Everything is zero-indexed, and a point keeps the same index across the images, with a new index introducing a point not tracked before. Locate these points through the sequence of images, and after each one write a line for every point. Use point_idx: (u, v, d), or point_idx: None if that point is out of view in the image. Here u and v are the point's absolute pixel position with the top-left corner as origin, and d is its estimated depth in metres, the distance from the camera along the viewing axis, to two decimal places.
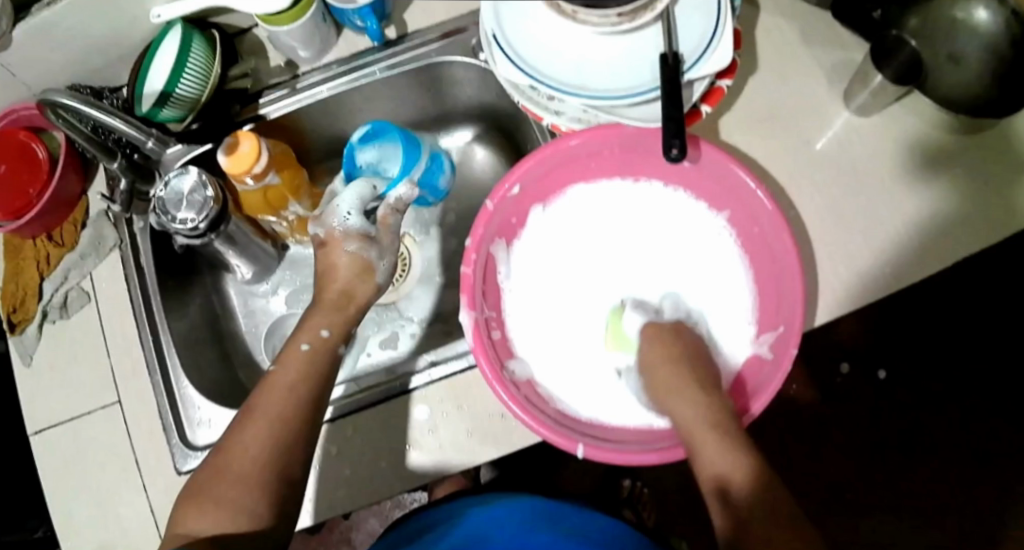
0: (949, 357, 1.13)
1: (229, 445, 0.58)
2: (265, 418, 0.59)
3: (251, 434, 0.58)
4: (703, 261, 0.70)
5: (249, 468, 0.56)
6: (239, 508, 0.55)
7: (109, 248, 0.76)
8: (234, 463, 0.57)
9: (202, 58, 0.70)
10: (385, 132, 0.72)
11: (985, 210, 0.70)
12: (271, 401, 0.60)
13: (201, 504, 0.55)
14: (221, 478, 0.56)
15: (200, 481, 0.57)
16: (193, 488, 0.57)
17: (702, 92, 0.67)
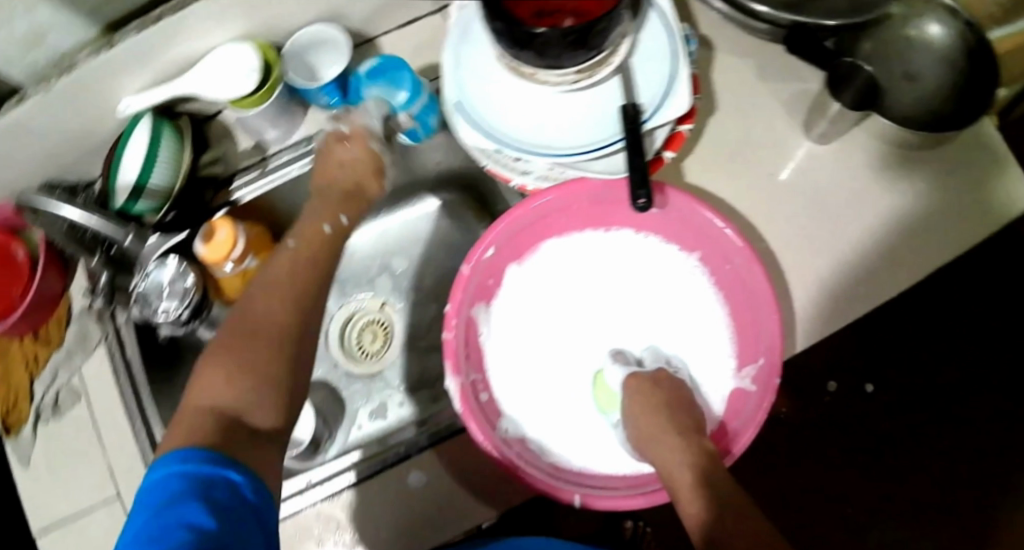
0: (948, 366, 1.12)
1: (252, 314, 0.57)
2: (289, 295, 0.59)
3: (276, 307, 0.58)
4: (681, 302, 0.71)
5: (276, 337, 0.56)
6: (269, 389, 0.54)
7: (95, 342, 0.76)
8: (260, 330, 0.56)
9: (173, 149, 0.72)
10: (393, 68, 0.69)
11: (954, 223, 0.71)
12: (291, 275, 0.60)
13: (227, 373, 0.54)
14: (250, 348, 0.55)
15: (224, 342, 0.56)
16: (216, 354, 0.55)
17: (664, 140, 0.69)
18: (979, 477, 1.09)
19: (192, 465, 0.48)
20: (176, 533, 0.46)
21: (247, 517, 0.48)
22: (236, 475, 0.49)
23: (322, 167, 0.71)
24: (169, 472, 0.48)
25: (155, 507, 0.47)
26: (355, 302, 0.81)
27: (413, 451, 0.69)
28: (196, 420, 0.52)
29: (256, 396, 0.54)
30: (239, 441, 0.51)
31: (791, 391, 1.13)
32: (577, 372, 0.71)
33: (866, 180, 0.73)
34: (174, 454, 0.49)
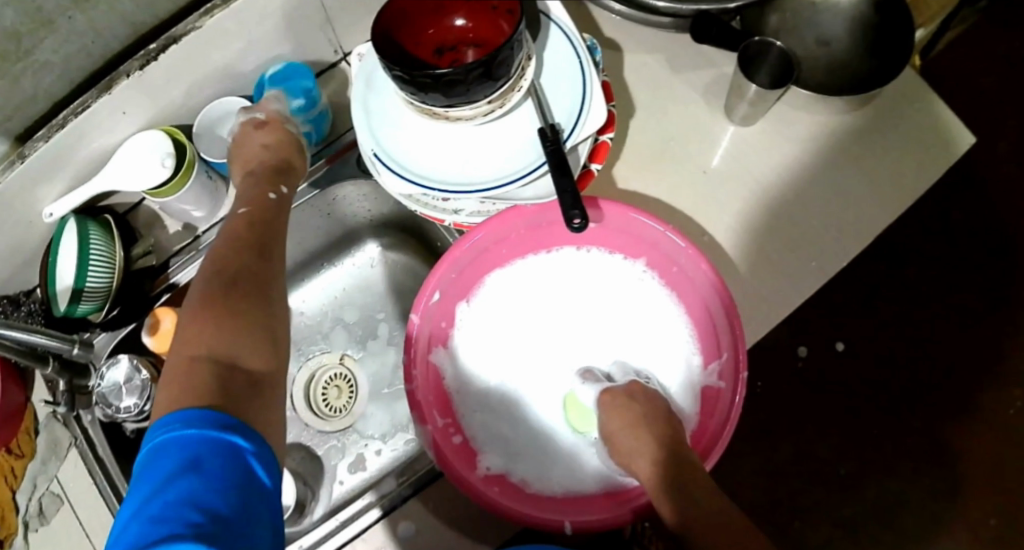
0: (907, 302, 1.16)
1: (215, 278, 0.56)
2: (246, 255, 0.59)
3: (240, 269, 0.58)
4: (636, 307, 0.70)
5: (246, 291, 0.56)
6: (252, 339, 0.54)
7: (66, 447, 0.77)
8: (228, 291, 0.56)
9: (103, 247, 0.71)
10: (295, 72, 0.72)
11: (888, 181, 0.72)
12: (245, 240, 0.61)
13: (207, 327, 0.53)
14: (223, 304, 0.54)
15: (197, 307, 0.54)
16: (191, 318, 0.54)
17: (588, 153, 0.68)
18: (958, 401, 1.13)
19: (196, 429, 0.46)
20: (184, 510, 0.43)
21: (254, 486, 0.46)
22: (242, 440, 0.47)
23: (243, 155, 0.70)
24: (171, 438, 0.45)
25: (158, 480, 0.44)
26: (314, 361, 0.81)
27: (398, 502, 0.68)
28: (188, 373, 0.50)
29: (242, 345, 0.53)
30: (242, 389, 0.50)
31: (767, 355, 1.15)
32: (547, 396, 0.70)
33: (796, 154, 0.74)
34: (174, 417, 0.46)
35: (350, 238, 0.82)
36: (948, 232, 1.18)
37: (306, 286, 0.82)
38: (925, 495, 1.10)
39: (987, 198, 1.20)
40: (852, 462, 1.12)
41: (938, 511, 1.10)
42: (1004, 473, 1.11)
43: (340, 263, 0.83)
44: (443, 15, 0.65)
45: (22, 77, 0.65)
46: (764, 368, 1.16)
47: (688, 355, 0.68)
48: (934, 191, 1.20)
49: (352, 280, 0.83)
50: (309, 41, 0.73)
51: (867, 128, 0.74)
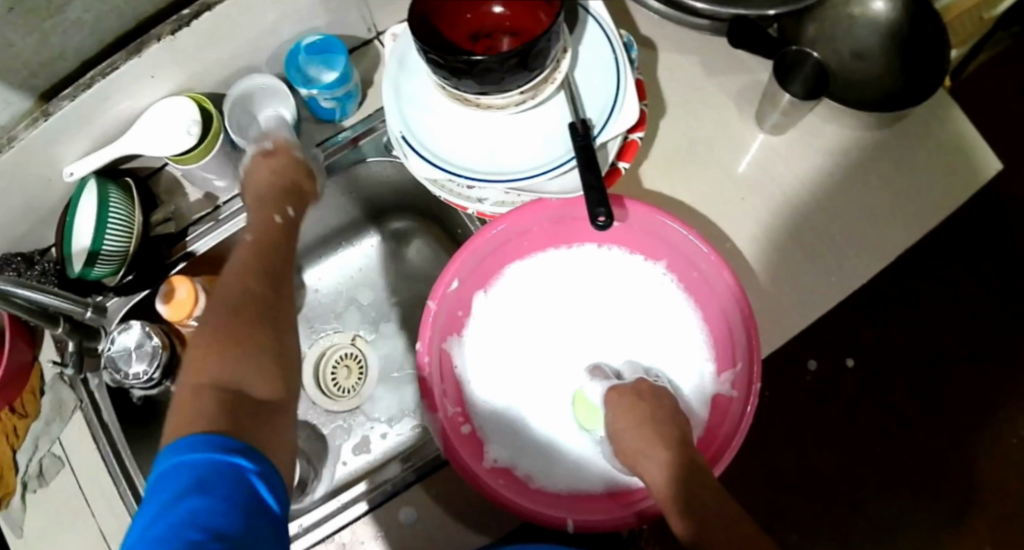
0: (916, 323, 1.16)
1: (226, 303, 0.57)
2: (256, 279, 0.60)
3: (250, 293, 0.58)
4: (653, 310, 0.70)
5: (254, 315, 0.57)
6: (260, 363, 0.54)
7: (70, 409, 0.76)
8: (237, 315, 0.56)
9: (123, 211, 0.71)
10: (332, 47, 0.71)
11: (916, 201, 0.72)
12: (255, 265, 0.61)
13: (216, 352, 0.53)
14: (232, 329, 0.55)
15: (207, 331, 0.55)
16: (200, 344, 0.54)
17: (617, 150, 0.67)
18: (961, 426, 1.13)
19: (201, 452, 0.46)
20: (185, 530, 0.43)
21: (258, 506, 0.46)
22: (246, 462, 0.47)
23: (252, 183, 0.71)
24: (177, 462, 0.46)
25: (165, 501, 0.44)
26: (325, 339, 0.81)
27: (401, 487, 0.68)
28: (194, 398, 0.50)
29: (250, 368, 0.53)
30: (247, 412, 0.50)
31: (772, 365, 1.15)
32: (558, 391, 0.70)
33: (824, 164, 0.73)
34: (182, 442, 0.46)
35: (371, 218, 0.82)
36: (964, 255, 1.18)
37: (322, 264, 0.82)
38: (920, 517, 1.10)
39: (1005, 225, 1.19)
40: (850, 477, 1.12)
41: (933, 534, 1.10)
42: (1001, 501, 1.10)
43: (358, 242, 0.83)
44: (482, 1, 0.65)
45: (52, 33, 0.65)
46: (769, 379, 1.16)
47: (703, 361, 0.68)
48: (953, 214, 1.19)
49: (368, 260, 0.83)
50: (342, 17, 0.73)
51: (898, 145, 0.73)
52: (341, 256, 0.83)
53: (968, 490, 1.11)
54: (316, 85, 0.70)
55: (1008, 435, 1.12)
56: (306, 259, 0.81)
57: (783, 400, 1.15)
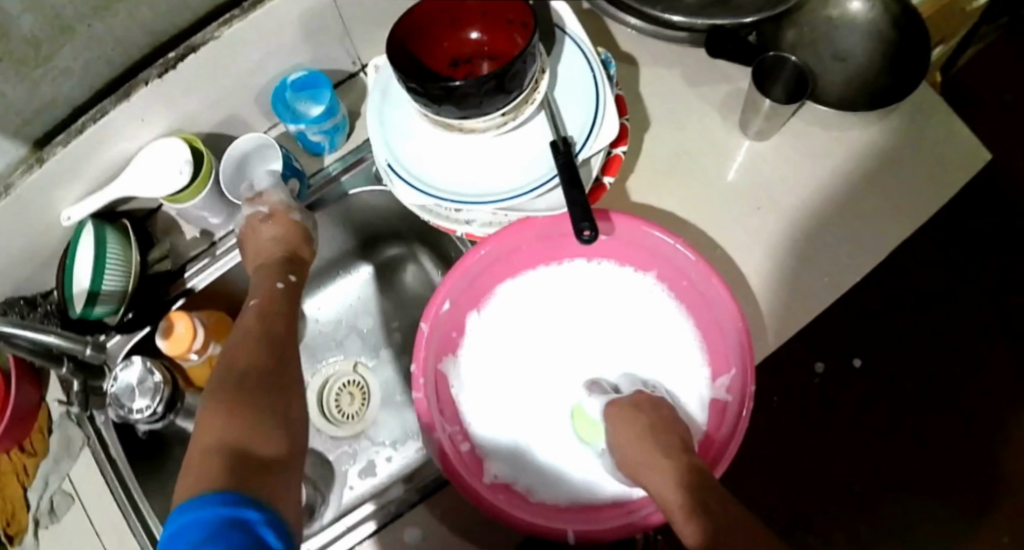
0: (921, 317, 1.16)
1: (235, 372, 0.56)
2: (263, 347, 0.59)
3: (258, 362, 0.58)
4: (645, 320, 0.71)
5: (261, 380, 0.56)
6: (270, 427, 0.53)
7: (79, 446, 0.77)
8: (246, 383, 0.55)
9: (120, 251, 0.72)
10: (318, 82, 0.72)
11: (906, 199, 0.72)
12: (258, 334, 0.60)
13: (225, 414, 0.52)
14: (241, 395, 0.54)
15: (216, 397, 0.54)
16: (210, 408, 0.53)
17: (600, 166, 0.68)
18: (973, 419, 1.12)
19: (210, 509, 0.44)
20: None
21: None
22: (255, 513, 0.45)
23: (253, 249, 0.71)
24: (184, 523, 0.43)
25: None
26: (328, 367, 0.81)
27: (405, 508, 0.68)
28: (205, 460, 0.49)
29: (261, 430, 0.52)
30: (255, 470, 0.49)
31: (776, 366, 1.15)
32: (557, 406, 0.71)
33: (811, 167, 0.73)
34: (191, 502, 0.44)
35: (369, 243, 0.82)
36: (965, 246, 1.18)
37: (321, 293, 0.82)
38: (937, 512, 1.09)
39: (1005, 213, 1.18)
40: (863, 476, 1.11)
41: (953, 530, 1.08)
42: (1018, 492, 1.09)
43: (355, 269, 0.83)
44: (459, 29, 0.66)
45: (43, 81, 0.66)
46: (776, 382, 1.15)
47: (697, 368, 0.68)
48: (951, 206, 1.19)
49: (366, 286, 0.83)
50: (326, 50, 0.74)
51: (886, 145, 0.74)
52: (339, 285, 0.83)
53: (985, 483, 1.10)
54: (304, 121, 0.71)
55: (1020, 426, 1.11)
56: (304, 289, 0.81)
57: (791, 402, 1.14)
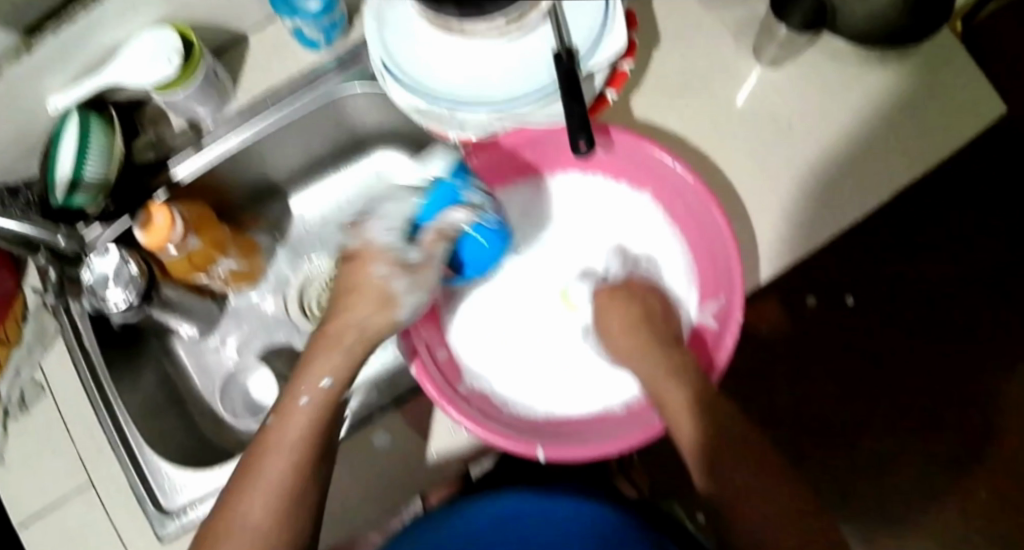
0: (921, 281, 1.13)
1: (252, 478, 0.60)
2: (291, 460, 0.59)
3: (279, 480, 0.59)
4: (635, 235, 0.71)
5: (263, 524, 0.58)
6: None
7: (53, 336, 0.77)
8: (248, 521, 0.59)
9: (102, 138, 0.70)
10: None
11: (922, 137, 0.69)
12: (283, 451, 0.60)
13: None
14: (240, 523, 0.59)
15: (220, 524, 0.60)
16: (212, 535, 0.60)
17: (603, 80, 0.65)
18: (964, 386, 1.11)
19: None
20: None
21: None
22: None
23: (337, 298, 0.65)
24: None
25: None
26: (308, 266, 0.82)
27: (376, 413, 0.68)
28: None
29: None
30: None
31: (766, 316, 1.13)
32: (544, 299, 0.72)
33: (822, 99, 0.70)
34: None
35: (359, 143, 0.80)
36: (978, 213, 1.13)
37: (308, 192, 0.83)
38: (914, 471, 1.10)
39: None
40: (843, 430, 1.12)
41: (929, 496, 1.09)
42: (999, 461, 1.09)
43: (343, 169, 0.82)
44: None
45: None
46: (770, 340, 1.13)
47: (686, 289, 0.69)
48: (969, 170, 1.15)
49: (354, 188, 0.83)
50: None
51: (909, 76, 0.69)
52: (326, 184, 0.83)
53: (969, 451, 1.10)
54: (302, 16, 0.67)
55: (1009, 396, 1.10)
56: (291, 186, 0.82)
57: (782, 359, 1.13)
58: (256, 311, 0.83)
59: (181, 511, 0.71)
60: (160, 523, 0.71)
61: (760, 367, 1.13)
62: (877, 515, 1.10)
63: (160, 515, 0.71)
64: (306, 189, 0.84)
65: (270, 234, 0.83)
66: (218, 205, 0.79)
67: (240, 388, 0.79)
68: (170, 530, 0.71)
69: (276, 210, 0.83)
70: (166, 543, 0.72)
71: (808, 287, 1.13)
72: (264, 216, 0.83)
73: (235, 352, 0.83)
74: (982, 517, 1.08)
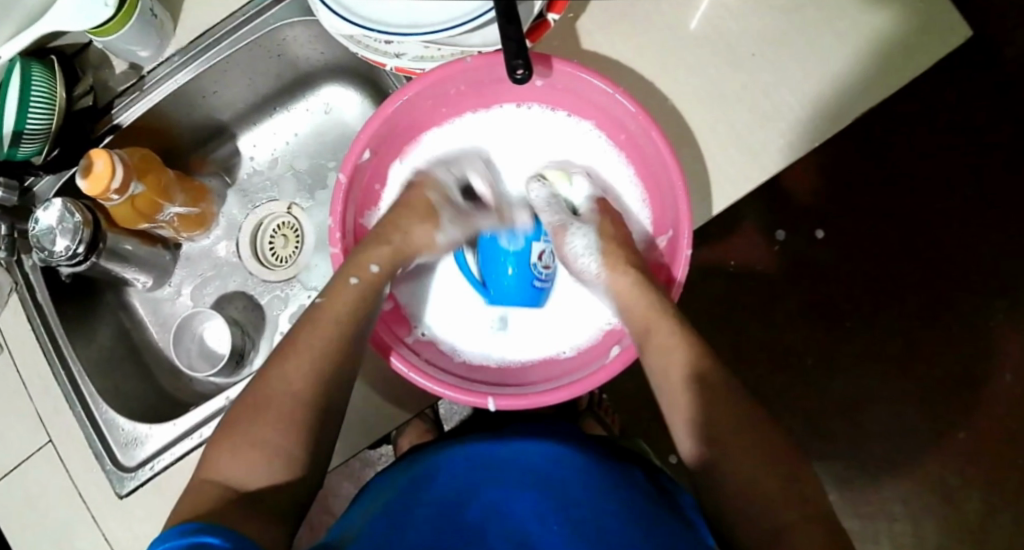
0: (915, 226, 1.07)
1: (301, 355, 0.58)
2: (339, 337, 0.60)
3: (327, 358, 0.59)
4: (576, 159, 0.71)
5: (308, 397, 0.57)
6: (283, 456, 0.55)
7: (6, 293, 0.74)
8: (290, 394, 0.57)
9: (44, 87, 0.69)
10: None
11: (883, 49, 0.65)
12: (327, 332, 0.60)
13: (245, 442, 0.55)
14: (280, 396, 0.57)
15: (257, 397, 0.57)
16: (249, 409, 0.56)
17: (545, 4, 0.62)
18: (960, 334, 1.06)
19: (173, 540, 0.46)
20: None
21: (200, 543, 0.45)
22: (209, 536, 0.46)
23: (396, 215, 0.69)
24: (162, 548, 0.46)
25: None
26: (262, 209, 0.84)
27: None
28: (202, 493, 0.53)
29: (270, 469, 0.54)
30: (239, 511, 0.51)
31: (749, 262, 1.08)
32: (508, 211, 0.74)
33: (777, 18, 0.66)
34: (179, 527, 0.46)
35: (303, 82, 0.81)
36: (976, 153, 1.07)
37: (257, 131, 0.84)
38: (905, 421, 1.06)
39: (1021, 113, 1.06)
40: (834, 381, 1.07)
41: (923, 449, 1.06)
42: (994, 410, 1.05)
43: (291, 108, 0.83)
44: None
45: None
46: (756, 293, 1.08)
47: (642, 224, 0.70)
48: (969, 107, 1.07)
49: (304, 127, 0.84)
50: None
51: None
52: (276, 123, 0.84)
53: (964, 400, 1.06)
54: None
55: (1006, 343, 1.06)
56: (241, 127, 0.83)
57: (769, 311, 1.08)
58: (210, 257, 0.84)
59: (141, 466, 0.70)
60: (120, 480, 0.70)
61: (750, 319, 1.08)
62: (872, 471, 1.06)
63: (120, 473, 0.70)
64: (257, 126, 0.85)
65: (219, 176, 0.85)
66: (166, 153, 0.82)
67: (196, 337, 0.77)
68: (130, 485, 0.69)
69: (225, 150, 0.84)
70: (126, 499, 0.70)
71: (793, 234, 1.08)
72: (212, 157, 0.84)
73: (190, 300, 0.83)
74: (980, 469, 1.05)
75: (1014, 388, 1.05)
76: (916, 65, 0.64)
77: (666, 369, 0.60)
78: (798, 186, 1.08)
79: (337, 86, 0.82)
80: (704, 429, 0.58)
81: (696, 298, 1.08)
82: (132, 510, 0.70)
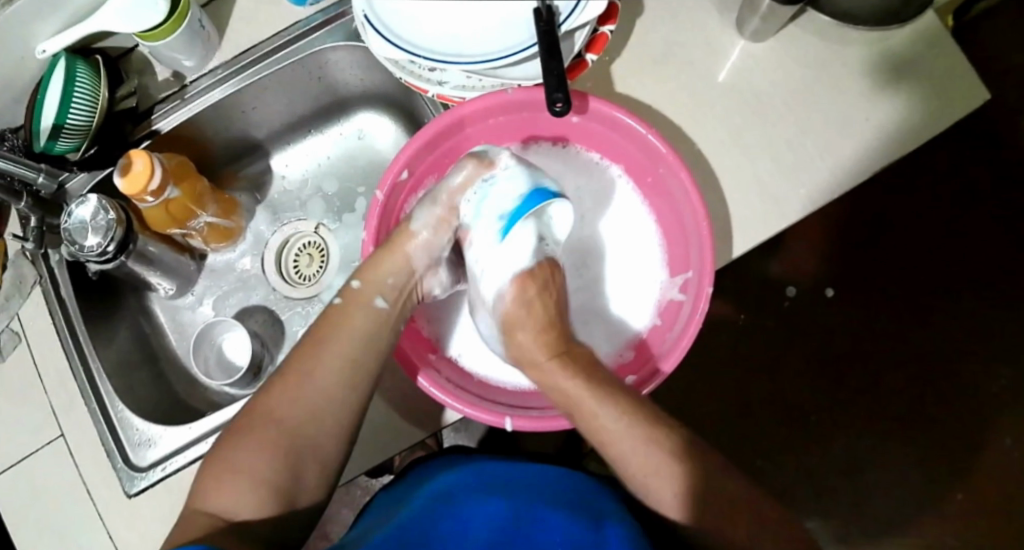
0: (918, 281, 1.10)
1: (292, 388, 0.62)
2: (342, 373, 0.62)
3: (320, 389, 0.62)
4: (603, 200, 0.74)
5: (296, 425, 0.61)
6: (265, 487, 0.59)
7: (31, 285, 0.75)
8: (280, 421, 0.61)
9: (88, 83, 0.70)
10: None
11: (911, 113, 0.67)
12: (339, 356, 0.63)
13: (231, 462, 0.59)
14: (272, 422, 0.61)
15: (248, 423, 0.61)
16: (239, 435, 0.61)
17: (584, 42, 0.64)
18: (954, 388, 1.09)
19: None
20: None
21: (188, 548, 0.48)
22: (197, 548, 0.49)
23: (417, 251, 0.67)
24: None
25: None
26: (289, 227, 0.86)
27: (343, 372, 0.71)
28: (188, 521, 0.58)
29: (253, 499, 0.58)
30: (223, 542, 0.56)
31: (751, 303, 1.11)
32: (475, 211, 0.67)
33: (806, 76, 0.69)
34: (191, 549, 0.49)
35: (342, 105, 0.83)
36: (980, 213, 1.10)
37: (290, 151, 0.86)
38: (898, 473, 1.08)
39: None
40: (829, 429, 1.10)
41: (920, 507, 1.08)
42: (985, 464, 1.08)
43: (324, 131, 0.86)
44: None
45: None
46: (761, 340, 1.10)
47: (655, 265, 0.72)
48: (976, 168, 1.11)
49: (334, 150, 0.86)
50: None
51: (902, 50, 0.68)
52: (308, 144, 0.86)
53: (962, 461, 1.08)
54: None
55: (999, 399, 1.08)
56: (274, 146, 0.86)
57: (772, 359, 1.10)
58: (234, 270, 0.85)
59: (153, 467, 0.70)
60: (130, 480, 0.70)
61: (749, 362, 1.10)
62: (868, 526, 1.08)
63: (131, 473, 0.70)
64: (289, 146, 0.87)
65: (250, 193, 0.86)
66: (197, 162, 0.83)
67: (214, 347, 0.79)
68: (139, 485, 0.69)
69: (257, 167, 0.86)
70: (134, 499, 0.70)
71: (798, 280, 1.11)
72: (243, 175, 0.86)
73: (211, 311, 0.85)
74: (973, 529, 1.07)
75: (1003, 444, 1.08)
76: (939, 131, 0.67)
77: (621, 453, 0.61)
78: (808, 235, 1.11)
79: (372, 113, 0.85)
80: (680, 500, 0.60)
81: (700, 341, 1.10)
82: (138, 509, 0.70)
